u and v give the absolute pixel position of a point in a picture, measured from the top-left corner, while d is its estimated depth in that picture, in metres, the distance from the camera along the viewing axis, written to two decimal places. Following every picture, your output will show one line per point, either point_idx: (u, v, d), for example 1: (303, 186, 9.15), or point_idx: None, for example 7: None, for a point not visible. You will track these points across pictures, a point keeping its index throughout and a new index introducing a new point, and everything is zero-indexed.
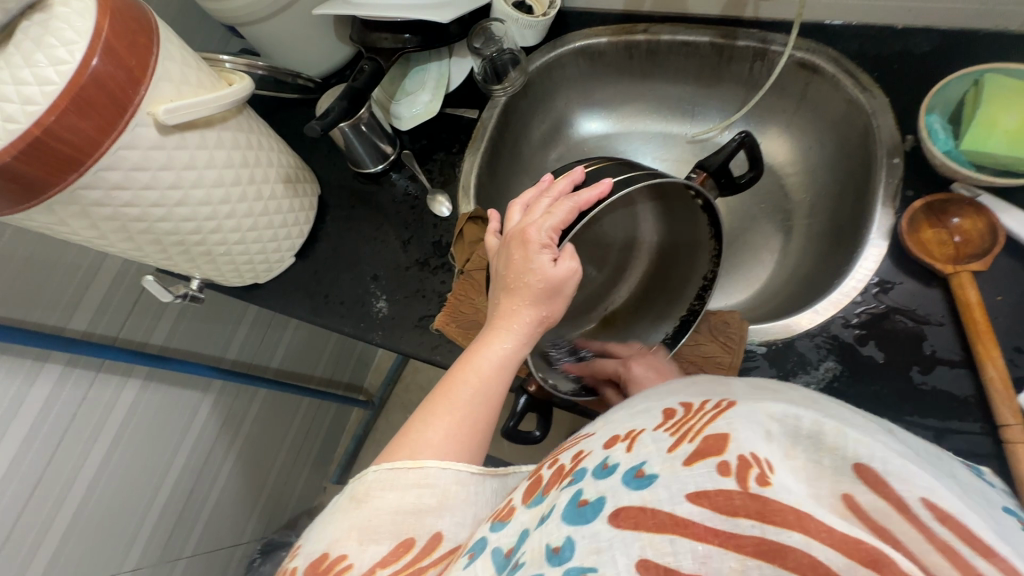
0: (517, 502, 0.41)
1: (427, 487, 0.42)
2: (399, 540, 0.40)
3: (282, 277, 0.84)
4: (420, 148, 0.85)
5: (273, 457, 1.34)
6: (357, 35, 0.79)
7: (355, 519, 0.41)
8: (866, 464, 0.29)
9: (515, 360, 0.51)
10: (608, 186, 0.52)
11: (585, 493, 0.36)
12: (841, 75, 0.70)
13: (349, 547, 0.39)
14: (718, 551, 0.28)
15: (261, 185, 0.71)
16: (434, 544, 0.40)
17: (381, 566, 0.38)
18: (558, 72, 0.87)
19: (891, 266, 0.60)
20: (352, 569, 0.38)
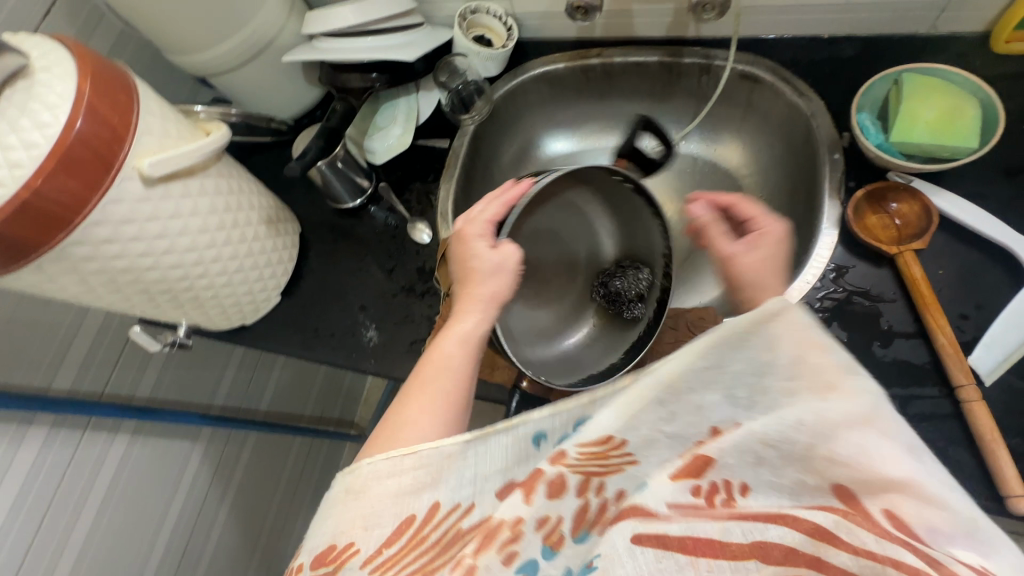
0: (565, 531, 0.41)
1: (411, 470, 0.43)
2: (400, 518, 0.42)
3: (269, 316, 0.85)
4: (395, 179, 0.89)
5: (268, 502, 1.31)
6: (326, 77, 0.83)
7: (354, 507, 0.43)
8: (846, 485, 0.32)
9: (479, 335, 0.55)
10: (495, 212, 0.59)
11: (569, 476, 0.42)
12: (780, 82, 0.76)
13: (355, 535, 0.41)
14: (698, 522, 0.33)
15: (244, 228, 0.73)
16: (432, 514, 0.42)
17: (386, 546, 0.41)
18: (521, 97, 0.92)
19: (844, 252, 0.66)
20: (360, 553, 0.41)
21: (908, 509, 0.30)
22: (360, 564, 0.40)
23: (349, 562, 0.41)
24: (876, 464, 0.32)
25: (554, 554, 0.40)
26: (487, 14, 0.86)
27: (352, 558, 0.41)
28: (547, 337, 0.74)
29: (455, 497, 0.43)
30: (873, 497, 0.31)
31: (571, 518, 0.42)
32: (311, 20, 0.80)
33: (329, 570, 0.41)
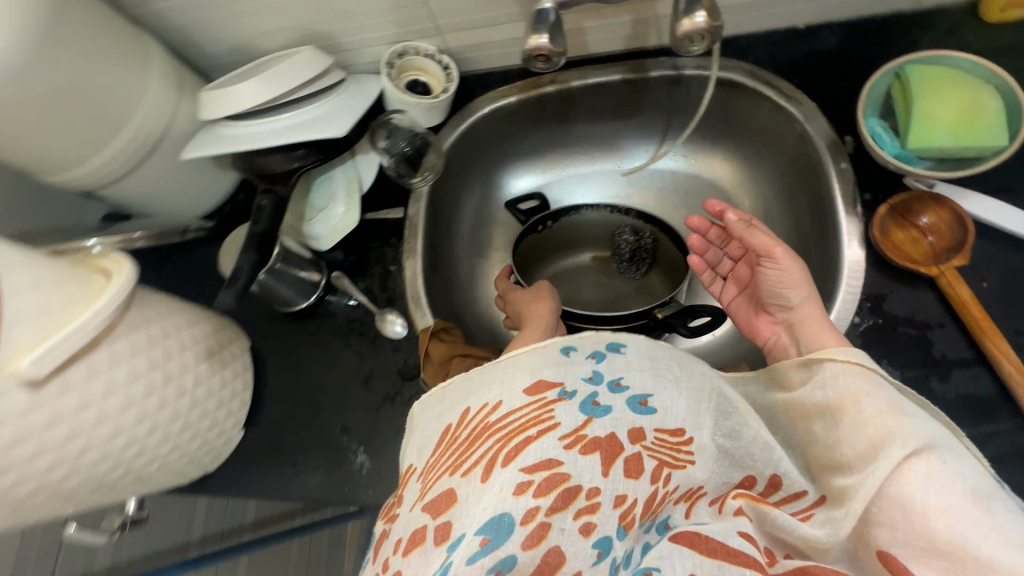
0: (636, 513, 0.39)
1: (461, 388, 0.45)
2: (443, 431, 0.44)
3: (235, 458, 0.72)
4: (351, 265, 0.76)
5: None
6: (241, 164, 0.68)
7: (422, 435, 0.46)
8: (889, 549, 0.39)
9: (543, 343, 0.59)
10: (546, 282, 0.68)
11: (597, 394, 0.42)
12: (761, 86, 0.68)
13: (416, 460, 0.45)
14: (731, 564, 0.38)
15: (180, 379, 0.59)
16: (467, 416, 0.43)
17: (433, 457, 0.43)
18: (474, 141, 0.80)
19: (876, 276, 0.59)
20: (416, 468, 0.45)
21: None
22: (418, 480, 0.43)
23: (409, 482, 0.44)
24: (921, 526, 0.38)
25: (625, 534, 0.39)
26: (420, 54, 0.74)
27: (413, 477, 0.44)
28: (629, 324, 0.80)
29: (483, 400, 0.43)
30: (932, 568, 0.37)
31: (644, 498, 0.40)
32: (208, 103, 0.65)
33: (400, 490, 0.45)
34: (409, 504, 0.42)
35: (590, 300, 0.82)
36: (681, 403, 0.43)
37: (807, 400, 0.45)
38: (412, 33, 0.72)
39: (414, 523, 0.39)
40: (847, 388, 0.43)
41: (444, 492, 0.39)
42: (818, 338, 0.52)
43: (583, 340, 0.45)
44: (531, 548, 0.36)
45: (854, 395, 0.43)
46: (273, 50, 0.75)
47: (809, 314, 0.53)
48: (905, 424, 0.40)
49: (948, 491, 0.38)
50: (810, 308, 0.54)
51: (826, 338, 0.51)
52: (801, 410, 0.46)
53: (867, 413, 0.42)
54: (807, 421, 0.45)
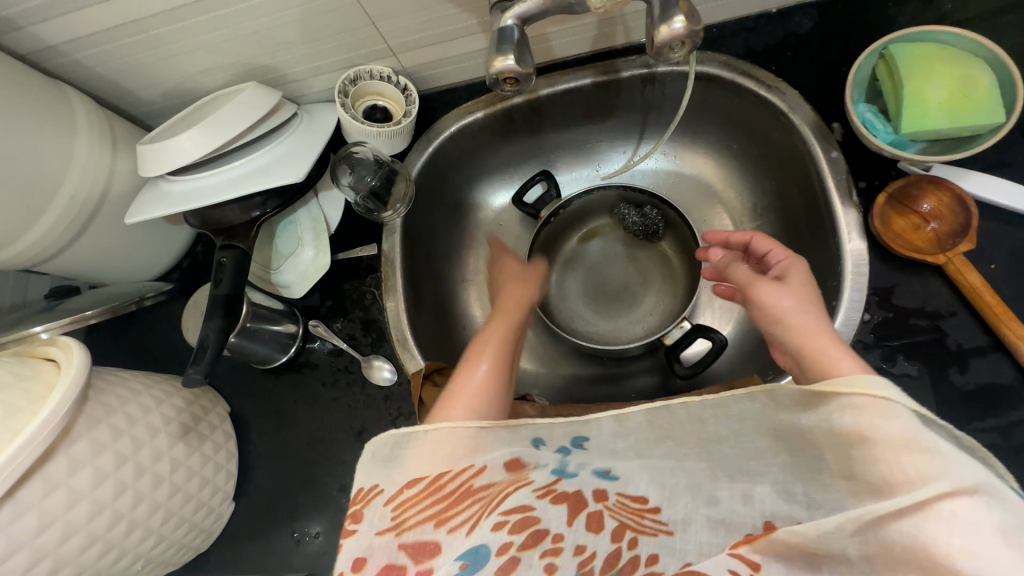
0: (597, 566, 0.37)
1: (446, 437, 0.40)
2: (416, 476, 0.38)
3: (228, 533, 0.67)
4: (328, 309, 0.71)
5: None
6: (194, 220, 0.63)
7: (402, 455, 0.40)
8: None
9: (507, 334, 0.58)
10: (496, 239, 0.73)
11: (566, 463, 0.41)
12: (739, 77, 0.64)
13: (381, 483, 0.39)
14: None
15: (154, 468, 0.55)
16: (451, 468, 0.39)
17: (409, 486, 0.38)
18: (444, 162, 0.75)
19: (881, 269, 0.56)
20: (383, 493, 0.38)
21: None
22: (385, 503, 0.38)
23: (372, 502, 0.38)
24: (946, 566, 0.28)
25: None
26: (375, 78, 0.69)
27: (379, 497, 0.38)
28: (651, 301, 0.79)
29: (470, 457, 0.40)
30: None
31: (605, 556, 0.38)
32: (148, 159, 0.60)
33: (357, 508, 0.38)
34: (372, 531, 0.37)
35: (613, 280, 0.82)
36: (688, 426, 0.41)
37: (875, 431, 0.33)
38: (364, 57, 0.66)
39: (382, 559, 0.35)
40: (897, 427, 0.32)
41: (421, 538, 0.36)
42: (837, 359, 0.42)
43: (552, 432, 0.43)
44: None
45: (907, 436, 0.31)
46: (214, 89, 0.69)
47: (815, 326, 0.45)
48: (945, 459, 0.30)
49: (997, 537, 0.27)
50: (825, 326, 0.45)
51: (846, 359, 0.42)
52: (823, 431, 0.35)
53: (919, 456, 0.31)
54: (835, 441, 0.35)
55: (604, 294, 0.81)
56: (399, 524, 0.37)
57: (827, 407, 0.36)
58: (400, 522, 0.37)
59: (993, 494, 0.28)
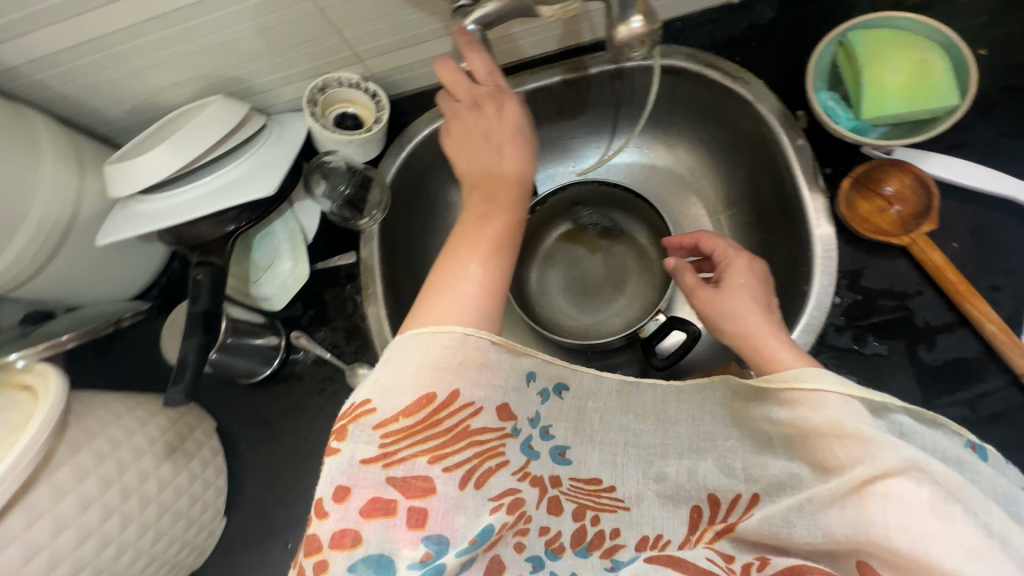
0: (566, 542, 0.43)
1: (452, 350, 0.40)
2: (421, 394, 0.38)
3: (222, 547, 0.67)
4: (310, 320, 0.71)
5: None
6: (168, 237, 0.62)
7: (400, 366, 0.39)
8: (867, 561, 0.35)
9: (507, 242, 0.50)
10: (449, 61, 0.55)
11: (534, 438, 0.45)
12: (706, 69, 0.65)
13: (376, 400, 0.38)
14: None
15: (142, 489, 0.54)
16: (452, 401, 0.39)
17: (404, 414, 0.37)
18: (419, 166, 0.75)
19: (849, 252, 0.58)
20: (377, 414, 0.37)
21: None
22: (377, 426, 0.37)
23: (360, 422, 0.37)
24: (879, 536, 0.34)
25: (557, 556, 0.42)
26: (344, 85, 0.68)
27: (368, 416, 0.37)
28: (630, 294, 0.80)
29: (471, 394, 0.40)
30: None
31: (571, 533, 0.44)
32: (115, 178, 0.59)
33: (342, 425, 0.38)
34: (358, 457, 0.36)
35: (594, 275, 0.82)
36: (650, 402, 0.50)
37: (806, 421, 0.40)
38: (331, 65, 0.66)
39: (368, 489, 0.35)
40: (826, 419, 0.39)
41: (411, 471, 0.37)
42: (778, 352, 0.47)
43: (546, 368, 0.47)
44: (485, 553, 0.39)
45: (834, 423, 0.38)
46: (180, 104, 0.68)
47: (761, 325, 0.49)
48: (875, 446, 0.35)
49: (918, 514, 0.32)
50: (770, 324, 0.49)
51: (786, 351, 0.47)
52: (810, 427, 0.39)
53: (850, 446, 0.37)
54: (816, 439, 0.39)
55: (589, 288, 0.82)
56: (388, 454, 0.37)
57: (767, 403, 0.43)
58: (391, 454, 0.37)
59: (916, 473, 0.34)
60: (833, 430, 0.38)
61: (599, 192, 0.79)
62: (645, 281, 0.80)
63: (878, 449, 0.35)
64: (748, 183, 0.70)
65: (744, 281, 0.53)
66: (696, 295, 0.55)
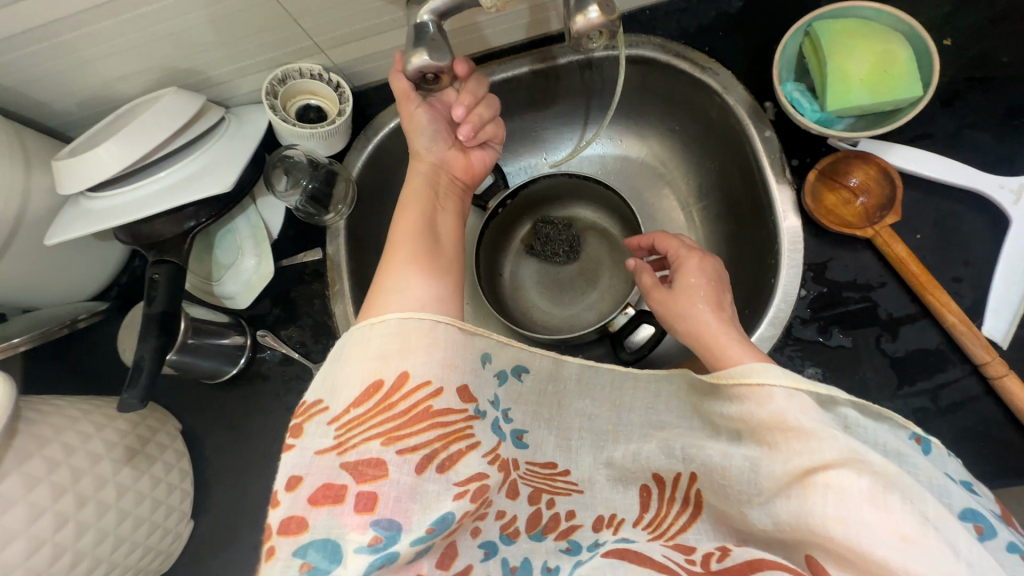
0: (522, 526, 0.44)
1: (396, 335, 0.39)
2: (366, 383, 0.38)
3: (189, 551, 0.65)
4: (275, 319, 0.70)
5: None
6: (123, 235, 0.60)
7: (355, 355, 0.39)
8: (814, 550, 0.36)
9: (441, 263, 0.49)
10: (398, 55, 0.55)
11: (501, 419, 0.45)
12: (674, 60, 0.64)
13: (327, 395, 0.38)
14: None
15: (99, 496, 0.53)
16: (401, 384, 0.38)
17: (355, 405, 0.37)
18: (386, 159, 0.74)
19: (815, 244, 0.58)
20: (331, 411, 0.37)
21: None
22: (329, 422, 0.37)
23: (314, 418, 0.37)
24: (819, 525, 0.35)
25: (511, 540, 0.43)
26: (304, 77, 0.66)
27: (322, 414, 0.37)
28: (601, 288, 0.80)
29: (424, 373, 0.38)
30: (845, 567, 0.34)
31: (526, 517, 0.45)
32: (63, 174, 0.57)
33: (297, 423, 0.38)
34: (313, 448, 0.36)
35: (567, 270, 0.82)
36: (609, 384, 0.49)
37: (753, 415, 0.39)
38: (291, 55, 0.64)
39: (320, 478, 0.35)
40: (771, 413, 0.38)
41: (362, 458, 0.36)
42: (731, 349, 0.47)
43: (502, 352, 0.46)
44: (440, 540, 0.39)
45: (778, 418, 0.38)
46: (134, 96, 0.65)
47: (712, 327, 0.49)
48: (816, 439, 0.36)
49: (854, 499, 0.34)
50: (724, 327, 0.49)
51: (739, 349, 0.46)
52: (766, 422, 0.39)
53: (795, 441, 0.37)
54: (753, 427, 0.40)
55: (561, 280, 0.82)
56: (341, 442, 0.36)
57: (720, 400, 0.43)
58: (343, 442, 0.36)
59: (856, 464, 0.34)
60: (779, 426, 0.38)
61: (569, 184, 0.79)
62: (618, 275, 0.80)
63: (821, 439, 0.36)
64: (718, 175, 0.70)
65: (697, 282, 0.53)
66: (651, 296, 0.56)
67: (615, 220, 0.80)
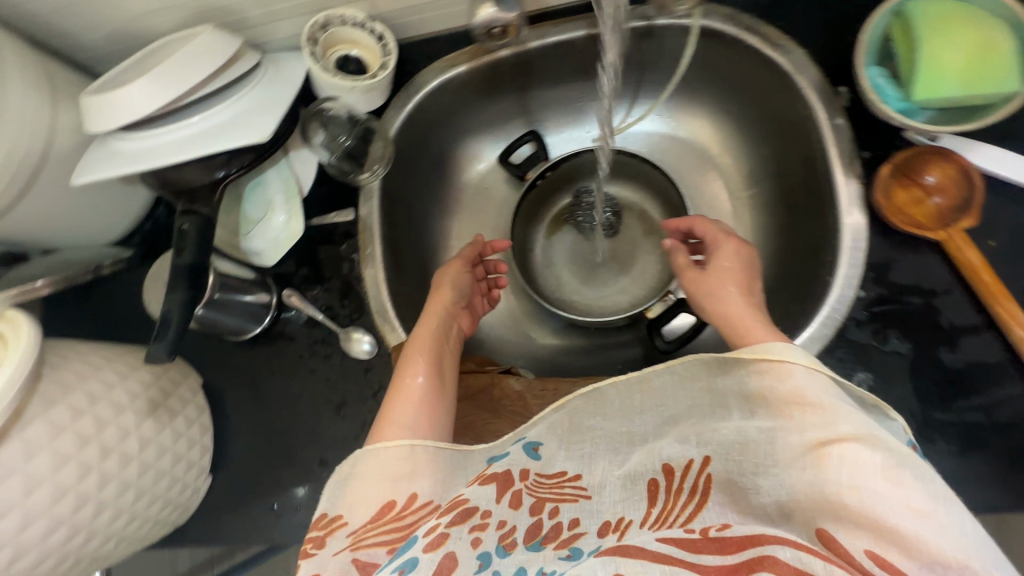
0: (518, 538, 0.38)
1: (407, 459, 0.43)
2: (381, 502, 0.41)
3: (207, 504, 0.65)
4: (303, 279, 0.68)
5: None
6: (151, 182, 0.58)
7: (362, 473, 0.42)
8: (826, 527, 0.33)
9: (439, 385, 0.53)
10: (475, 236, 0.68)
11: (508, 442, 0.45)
12: (744, 34, 0.60)
13: (345, 508, 0.41)
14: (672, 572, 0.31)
15: (122, 448, 0.52)
16: (410, 503, 0.41)
17: (370, 522, 0.40)
18: (424, 120, 0.71)
19: (879, 243, 0.55)
20: (348, 527, 0.40)
21: (889, 545, 0.31)
22: (347, 535, 0.39)
23: (336, 532, 0.40)
24: (830, 493, 0.33)
25: (506, 554, 0.37)
26: (348, 23, 0.62)
27: (339, 529, 0.40)
28: (634, 271, 0.77)
29: (430, 493, 0.41)
30: (853, 534, 0.32)
31: (525, 528, 0.39)
32: (92, 112, 0.54)
33: (318, 535, 0.40)
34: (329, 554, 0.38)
35: (598, 250, 0.79)
36: (616, 400, 0.45)
37: (770, 391, 0.40)
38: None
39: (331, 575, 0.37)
40: (790, 389, 0.39)
41: (371, 561, 0.37)
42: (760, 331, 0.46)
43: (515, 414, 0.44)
44: (431, 552, 0.35)
45: (797, 393, 0.38)
46: (166, 33, 0.62)
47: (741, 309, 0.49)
48: (831, 412, 0.36)
49: (864, 468, 0.33)
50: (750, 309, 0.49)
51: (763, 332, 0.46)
52: (788, 399, 0.38)
53: (809, 415, 0.37)
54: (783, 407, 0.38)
55: (592, 259, 0.79)
56: (356, 541, 0.39)
57: (737, 372, 0.42)
58: (357, 542, 0.39)
59: (868, 441, 0.35)
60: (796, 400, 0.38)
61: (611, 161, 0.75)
62: (652, 256, 0.77)
63: (833, 416, 0.36)
64: (772, 162, 0.67)
65: (733, 266, 0.53)
66: (684, 275, 0.57)
67: (656, 198, 0.76)
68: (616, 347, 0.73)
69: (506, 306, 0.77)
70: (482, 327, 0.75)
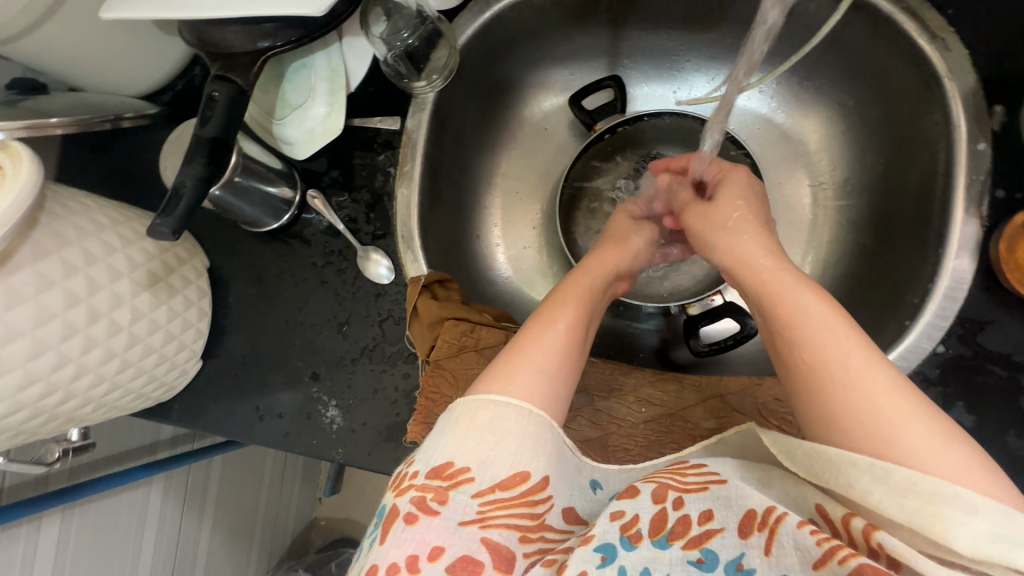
0: (643, 530, 0.35)
1: (501, 432, 0.38)
2: (516, 471, 0.37)
3: (192, 389, 0.63)
4: (331, 182, 0.62)
5: (251, 516, 1.19)
6: (192, 35, 0.52)
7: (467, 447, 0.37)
8: None
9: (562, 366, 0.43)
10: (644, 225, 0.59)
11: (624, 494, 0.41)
12: (899, 15, 0.50)
13: (472, 462, 0.36)
14: None
15: (113, 315, 0.49)
16: (543, 486, 0.38)
17: (500, 488, 0.36)
18: (500, 36, 0.62)
19: (981, 299, 0.48)
20: (474, 483, 0.36)
21: None
22: (473, 495, 0.36)
23: (461, 486, 0.36)
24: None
25: (632, 546, 0.34)
26: None
27: (466, 485, 0.36)
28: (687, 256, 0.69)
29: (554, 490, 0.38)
30: None
31: (648, 517, 0.35)
32: None
33: (442, 486, 0.36)
34: (455, 520, 0.35)
35: None
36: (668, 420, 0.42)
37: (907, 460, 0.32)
38: None
39: (460, 550, 0.34)
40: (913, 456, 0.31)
41: (503, 543, 0.36)
42: (896, 424, 0.31)
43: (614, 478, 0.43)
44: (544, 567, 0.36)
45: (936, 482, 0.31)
46: None
47: (811, 323, 0.37)
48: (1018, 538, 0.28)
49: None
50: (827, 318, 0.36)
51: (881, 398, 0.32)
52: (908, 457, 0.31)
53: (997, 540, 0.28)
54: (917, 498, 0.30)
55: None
56: (484, 519, 0.36)
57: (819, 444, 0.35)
58: (486, 519, 0.36)
59: None
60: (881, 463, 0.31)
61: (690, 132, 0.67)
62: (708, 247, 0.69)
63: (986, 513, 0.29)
64: (875, 174, 0.58)
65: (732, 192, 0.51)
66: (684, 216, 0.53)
67: None
68: (643, 334, 0.67)
69: (536, 263, 0.71)
70: (507, 278, 0.70)
